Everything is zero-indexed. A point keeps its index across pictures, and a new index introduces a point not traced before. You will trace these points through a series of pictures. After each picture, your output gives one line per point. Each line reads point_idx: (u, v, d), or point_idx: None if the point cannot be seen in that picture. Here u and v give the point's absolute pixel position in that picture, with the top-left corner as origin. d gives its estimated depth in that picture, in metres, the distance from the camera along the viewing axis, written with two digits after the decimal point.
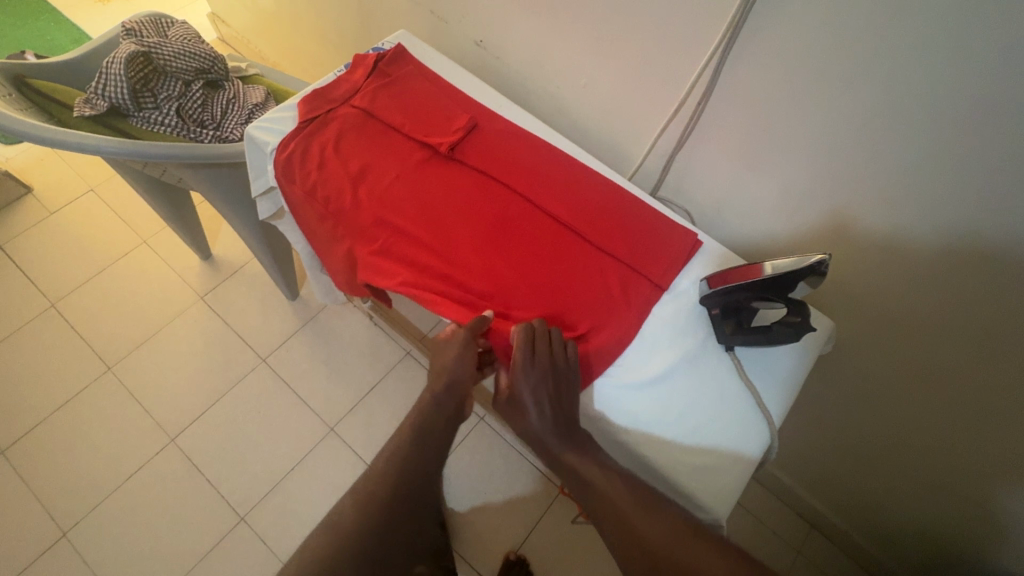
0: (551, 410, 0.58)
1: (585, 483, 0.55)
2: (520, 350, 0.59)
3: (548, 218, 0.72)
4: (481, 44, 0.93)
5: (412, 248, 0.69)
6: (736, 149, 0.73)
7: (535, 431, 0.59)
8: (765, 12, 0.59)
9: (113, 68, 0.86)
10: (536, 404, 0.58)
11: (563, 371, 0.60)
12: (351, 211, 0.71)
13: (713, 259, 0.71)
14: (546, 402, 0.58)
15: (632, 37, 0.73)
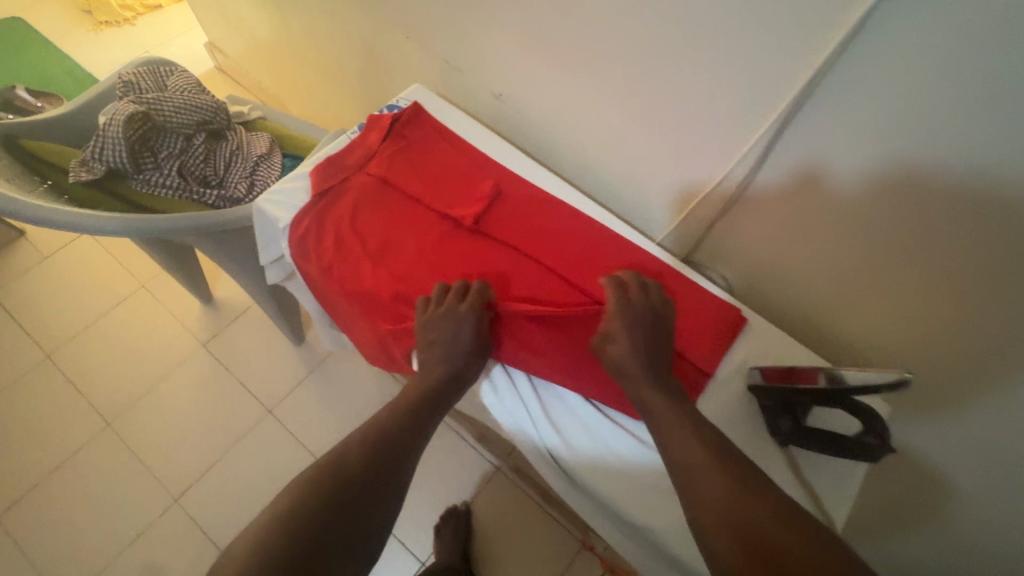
0: (645, 351, 0.58)
1: (660, 424, 0.53)
2: (615, 297, 0.61)
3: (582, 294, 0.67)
4: (499, 97, 0.87)
5: None
6: (781, 229, 0.65)
7: (621, 365, 0.58)
8: (825, 97, 0.52)
9: (111, 131, 0.81)
10: (631, 338, 0.58)
11: (662, 322, 0.61)
12: (371, 289, 0.66)
13: (758, 338, 0.66)
14: (642, 343, 0.58)
15: (667, 107, 0.66)
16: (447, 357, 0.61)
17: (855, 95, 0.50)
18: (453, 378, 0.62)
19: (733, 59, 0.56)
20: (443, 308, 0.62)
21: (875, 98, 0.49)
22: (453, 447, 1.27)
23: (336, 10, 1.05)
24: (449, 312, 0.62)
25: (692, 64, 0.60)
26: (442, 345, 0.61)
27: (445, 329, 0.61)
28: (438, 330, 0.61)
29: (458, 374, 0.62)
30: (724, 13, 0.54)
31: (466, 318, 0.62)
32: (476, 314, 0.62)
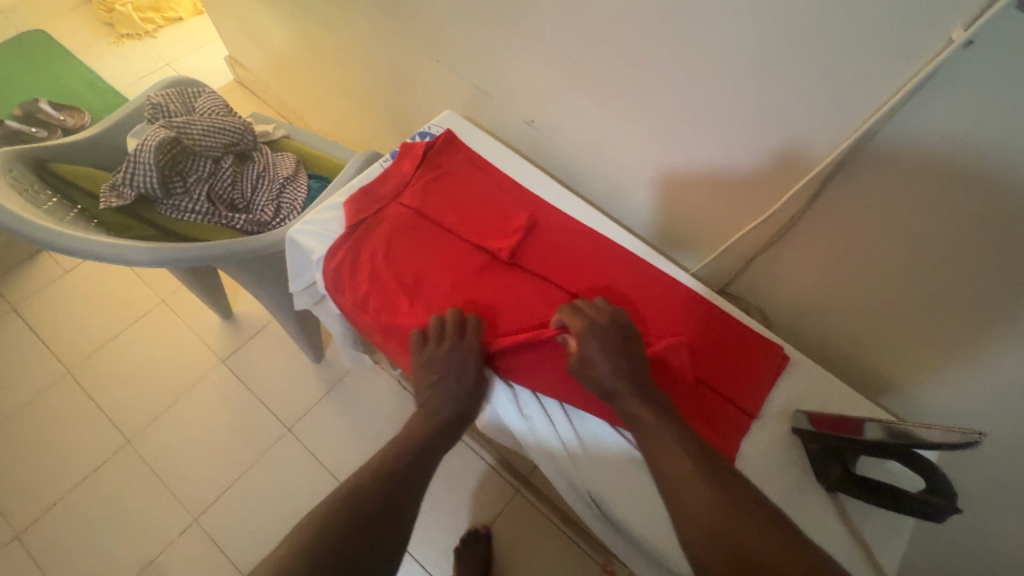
0: (624, 365, 0.56)
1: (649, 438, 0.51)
2: (571, 317, 0.60)
3: None
4: (532, 123, 0.86)
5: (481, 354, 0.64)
6: (829, 264, 0.64)
7: (607, 385, 0.55)
8: (891, 138, 0.51)
9: (142, 156, 0.80)
10: (605, 357, 0.56)
11: (627, 331, 0.59)
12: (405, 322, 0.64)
13: (802, 378, 0.65)
14: (618, 359, 0.56)
15: (712, 141, 0.65)
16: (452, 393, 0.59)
17: (925, 135, 0.48)
18: (457, 418, 0.59)
19: (789, 96, 0.55)
20: (446, 346, 0.60)
21: (947, 138, 0.47)
22: (474, 470, 1.25)
23: (364, 31, 1.05)
24: (452, 351, 0.60)
25: (743, 99, 0.59)
26: (445, 381, 0.60)
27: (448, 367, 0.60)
28: (440, 369, 0.59)
29: (462, 414, 0.60)
30: (780, 51, 0.52)
31: (470, 356, 0.61)
32: (477, 354, 0.61)
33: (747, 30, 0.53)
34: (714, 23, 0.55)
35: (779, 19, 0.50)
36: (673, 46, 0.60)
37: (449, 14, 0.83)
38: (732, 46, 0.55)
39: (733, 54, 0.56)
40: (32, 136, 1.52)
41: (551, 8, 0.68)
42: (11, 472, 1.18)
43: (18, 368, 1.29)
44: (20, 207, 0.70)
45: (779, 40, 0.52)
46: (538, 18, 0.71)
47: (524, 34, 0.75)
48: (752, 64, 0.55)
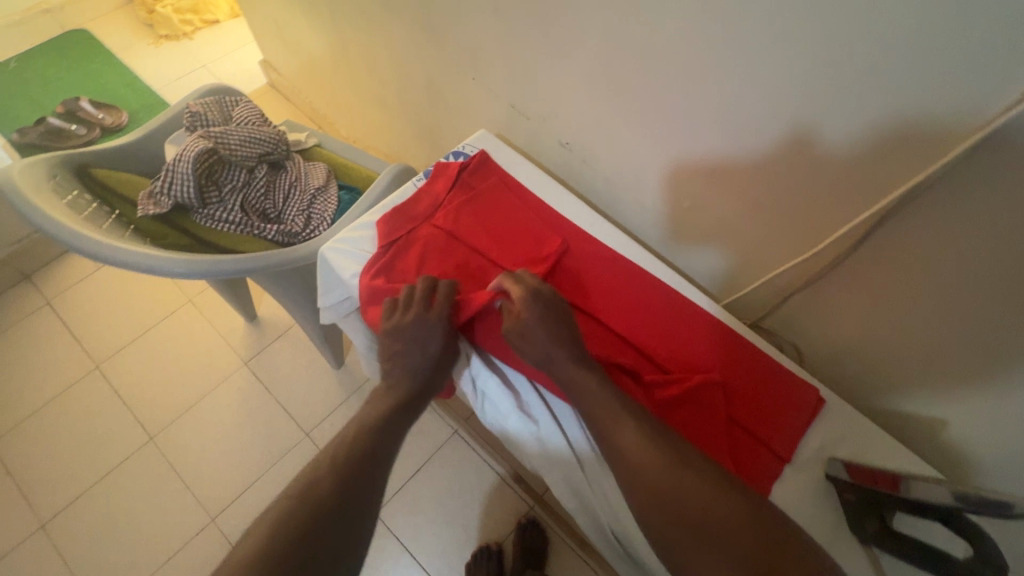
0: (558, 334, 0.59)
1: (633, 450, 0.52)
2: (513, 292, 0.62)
3: (653, 365, 0.64)
4: (566, 145, 0.85)
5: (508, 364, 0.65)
6: (871, 308, 0.62)
7: (547, 353, 0.59)
8: (949, 188, 0.49)
9: (180, 166, 0.82)
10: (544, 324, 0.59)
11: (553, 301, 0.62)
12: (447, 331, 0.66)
13: (839, 422, 0.62)
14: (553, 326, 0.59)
15: (754, 175, 0.63)
16: (413, 368, 0.62)
17: (989, 187, 0.46)
18: (419, 391, 0.63)
19: (842, 137, 0.53)
20: (410, 315, 0.62)
21: (1012, 192, 0.45)
22: (488, 484, 1.24)
23: (400, 45, 1.05)
24: (417, 325, 0.62)
25: (791, 136, 0.57)
26: (409, 353, 0.62)
27: (412, 339, 0.61)
28: (402, 341, 0.62)
29: (425, 389, 0.63)
30: (834, 91, 0.51)
31: (434, 328, 0.62)
32: (442, 322, 0.62)
33: (801, 69, 0.52)
34: (765, 61, 0.54)
35: (835, 60, 0.49)
36: (719, 81, 0.59)
37: (488, 35, 0.83)
38: (782, 84, 0.54)
39: (783, 91, 0.54)
40: (72, 133, 1.59)
41: (594, 35, 0.67)
42: (38, 463, 1.21)
43: (50, 360, 1.32)
44: (63, 215, 0.72)
45: (835, 81, 0.50)
46: (580, 44, 0.70)
47: (564, 58, 0.74)
48: (803, 102, 0.54)
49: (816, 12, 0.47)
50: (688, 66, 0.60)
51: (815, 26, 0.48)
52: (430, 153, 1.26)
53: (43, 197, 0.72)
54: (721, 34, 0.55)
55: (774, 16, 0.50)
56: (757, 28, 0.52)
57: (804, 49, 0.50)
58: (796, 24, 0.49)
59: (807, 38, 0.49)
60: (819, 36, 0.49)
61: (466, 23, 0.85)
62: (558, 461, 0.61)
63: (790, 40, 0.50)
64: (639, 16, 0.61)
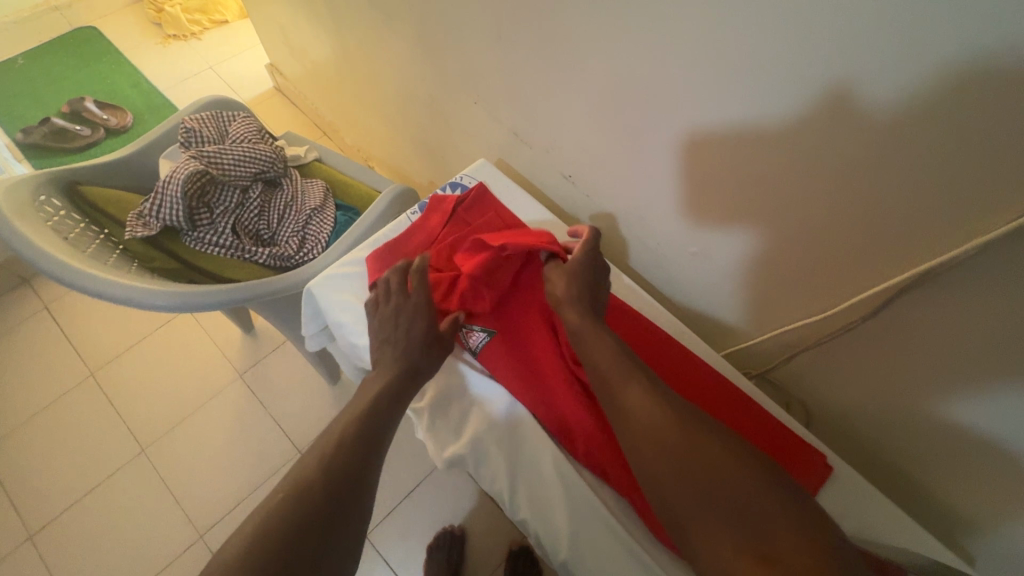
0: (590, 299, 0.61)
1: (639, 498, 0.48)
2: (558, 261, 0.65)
3: None
4: (569, 178, 0.82)
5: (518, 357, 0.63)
6: (886, 376, 0.58)
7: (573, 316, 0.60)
8: (980, 266, 0.45)
9: (170, 189, 0.79)
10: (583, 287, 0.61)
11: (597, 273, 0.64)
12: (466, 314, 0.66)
13: (847, 492, 0.59)
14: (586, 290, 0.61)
15: (761, 228, 0.60)
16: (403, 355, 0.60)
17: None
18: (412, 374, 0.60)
19: (857, 200, 0.49)
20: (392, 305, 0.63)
21: None
22: (483, 511, 1.21)
23: (403, 62, 1.02)
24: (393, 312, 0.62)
25: (801, 193, 0.53)
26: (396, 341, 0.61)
27: (396, 324, 0.62)
28: (389, 330, 0.62)
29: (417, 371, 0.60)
30: (850, 152, 0.47)
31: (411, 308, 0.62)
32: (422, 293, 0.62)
33: (814, 125, 0.48)
34: (776, 113, 0.50)
35: (852, 121, 0.45)
36: (727, 130, 0.55)
37: (490, 60, 0.79)
38: (794, 139, 0.50)
39: (795, 146, 0.51)
40: (76, 134, 1.59)
41: (599, 70, 0.64)
42: (30, 472, 1.20)
43: (45, 367, 1.31)
44: (45, 241, 0.69)
45: (849, 142, 0.46)
46: (584, 78, 0.66)
47: (567, 90, 0.70)
48: (816, 160, 0.50)
49: (833, 70, 0.44)
50: (694, 111, 0.57)
51: (833, 83, 0.44)
52: (432, 170, 1.23)
53: (26, 221, 0.70)
54: (730, 82, 0.51)
55: (788, 69, 0.47)
56: (769, 80, 0.48)
57: (819, 106, 0.47)
58: (811, 80, 0.46)
59: (823, 95, 0.46)
60: (835, 95, 0.45)
61: (468, 46, 0.82)
62: (542, 516, 0.59)
63: (805, 94, 0.47)
64: (645, 57, 0.57)
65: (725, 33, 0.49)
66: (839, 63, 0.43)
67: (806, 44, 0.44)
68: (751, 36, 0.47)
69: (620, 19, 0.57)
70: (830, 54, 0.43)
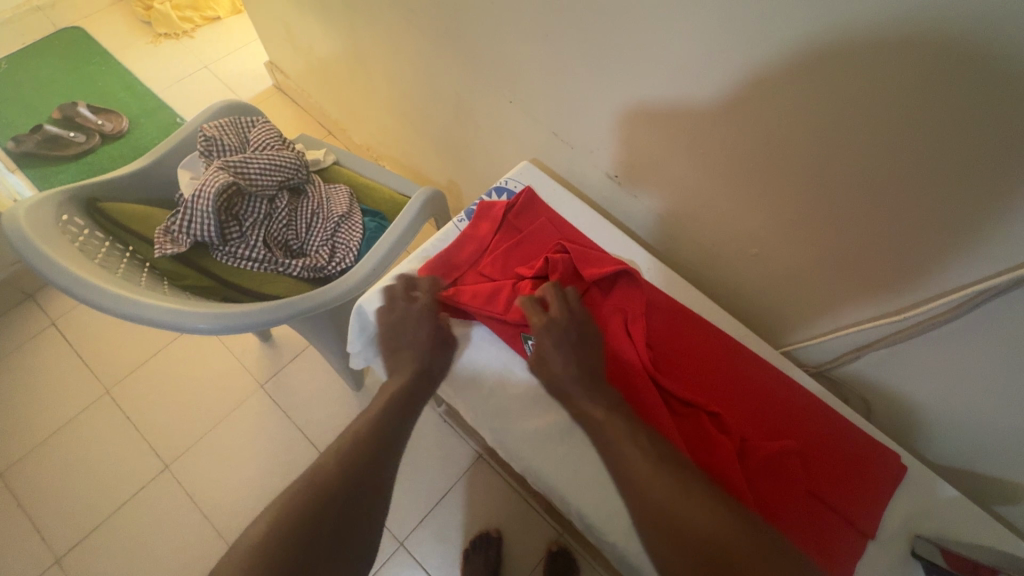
0: (578, 365, 0.59)
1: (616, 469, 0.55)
2: (552, 309, 0.61)
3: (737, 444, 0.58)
4: (614, 178, 0.80)
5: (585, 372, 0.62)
6: (966, 371, 0.59)
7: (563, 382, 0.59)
8: None
9: (200, 203, 0.76)
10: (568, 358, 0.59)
11: (580, 331, 0.61)
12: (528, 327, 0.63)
13: (921, 489, 0.59)
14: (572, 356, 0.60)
15: (840, 230, 0.59)
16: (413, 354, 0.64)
17: None
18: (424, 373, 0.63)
19: (950, 200, 0.49)
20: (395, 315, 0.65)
21: None
22: (519, 512, 1.19)
23: (425, 59, 0.98)
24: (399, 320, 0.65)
25: (888, 196, 0.52)
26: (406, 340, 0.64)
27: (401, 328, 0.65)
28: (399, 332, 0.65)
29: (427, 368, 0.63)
30: (948, 155, 0.46)
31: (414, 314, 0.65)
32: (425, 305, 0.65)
33: (909, 130, 0.47)
34: (867, 116, 0.49)
35: (956, 125, 0.44)
36: (807, 136, 0.54)
37: (529, 57, 0.76)
38: (883, 143, 0.49)
39: (884, 149, 0.50)
40: (71, 140, 1.53)
41: (659, 71, 0.62)
42: (50, 495, 1.16)
43: (57, 386, 1.27)
44: (78, 265, 0.66)
45: (949, 145, 0.46)
46: (641, 78, 0.64)
47: (619, 89, 0.68)
48: (908, 163, 0.49)
49: (938, 75, 0.43)
50: (772, 113, 0.55)
51: (934, 89, 0.44)
52: (453, 168, 1.20)
53: (54, 245, 0.66)
54: (812, 86, 0.51)
55: (882, 73, 0.46)
56: (860, 84, 0.47)
57: (917, 111, 0.46)
58: (911, 84, 0.45)
59: (922, 99, 0.45)
60: (937, 100, 0.44)
61: (503, 43, 0.79)
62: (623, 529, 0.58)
63: (900, 99, 0.46)
64: (716, 58, 0.56)
65: (813, 38, 0.48)
66: (945, 68, 0.42)
67: (907, 49, 0.43)
68: (844, 39, 0.46)
69: (689, 19, 0.55)
70: (936, 59, 0.42)
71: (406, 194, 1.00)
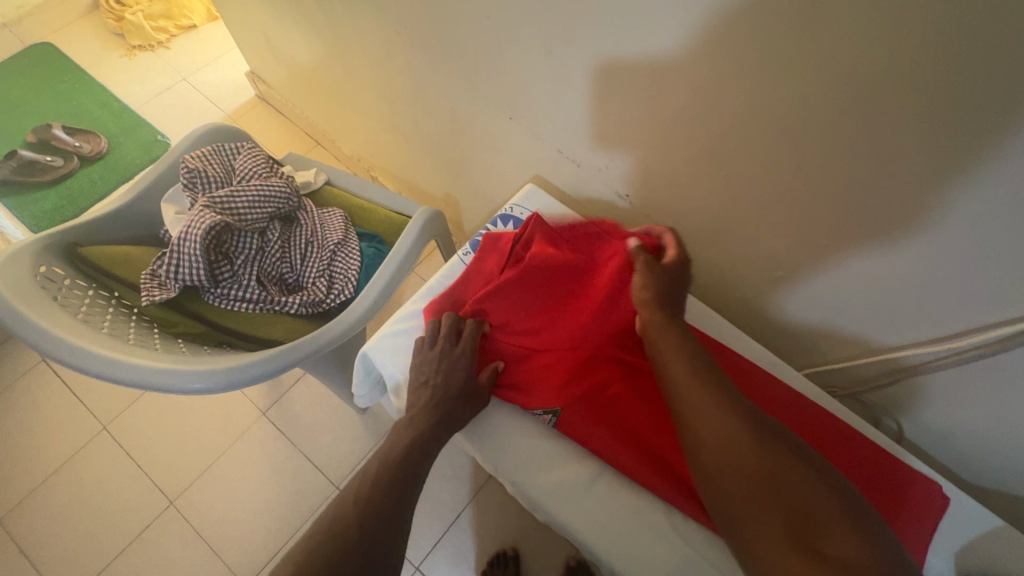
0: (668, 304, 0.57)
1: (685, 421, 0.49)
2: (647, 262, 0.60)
3: None
4: (626, 197, 0.77)
5: (587, 414, 0.58)
6: (1013, 401, 0.55)
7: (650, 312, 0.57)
8: None
9: (186, 246, 0.71)
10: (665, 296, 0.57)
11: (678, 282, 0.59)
12: (531, 362, 0.60)
13: (965, 521, 0.57)
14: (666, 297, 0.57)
15: (880, 257, 0.55)
16: (437, 401, 0.57)
17: None
18: (444, 420, 0.57)
19: (1010, 225, 0.45)
20: (435, 351, 0.59)
21: None
22: (535, 529, 1.16)
23: (418, 72, 0.93)
24: (428, 360, 0.59)
25: (939, 221, 0.49)
26: (435, 381, 0.58)
27: (429, 365, 0.59)
28: (431, 371, 0.59)
29: (449, 421, 0.57)
30: (1000, 181, 0.43)
31: (453, 357, 0.59)
32: (470, 355, 0.59)
33: (968, 155, 0.43)
34: (918, 142, 0.45)
35: (1023, 152, 0.41)
36: (841, 156, 0.51)
37: (532, 73, 0.72)
38: (936, 168, 0.46)
39: (934, 177, 0.46)
40: (48, 165, 1.46)
41: (676, 88, 0.58)
42: (52, 538, 1.13)
43: (52, 425, 1.23)
44: (59, 323, 0.62)
45: (1013, 173, 0.42)
46: (654, 93, 0.60)
47: (627, 107, 0.64)
48: (957, 187, 0.46)
49: (1004, 103, 0.39)
50: (799, 133, 0.52)
51: (1000, 116, 0.40)
52: (449, 180, 1.15)
53: (34, 302, 0.62)
54: (856, 110, 0.47)
55: (940, 97, 0.42)
56: (911, 110, 0.44)
57: (978, 135, 0.42)
58: (973, 110, 0.41)
59: (982, 125, 0.41)
60: (1000, 128, 0.41)
61: (503, 59, 0.74)
62: None
63: (959, 126, 0.42)
64: (737, 81, 0.52)
65: (856, 63, 0.44)
66: (1016, 95, 0.38)
67: (971, 75, 0.39)
68: (893, 62, 0.42)
69: (710, 36, 0.51)
70: (1003, 86, 0.39)
71: (404, 215, 0.95)
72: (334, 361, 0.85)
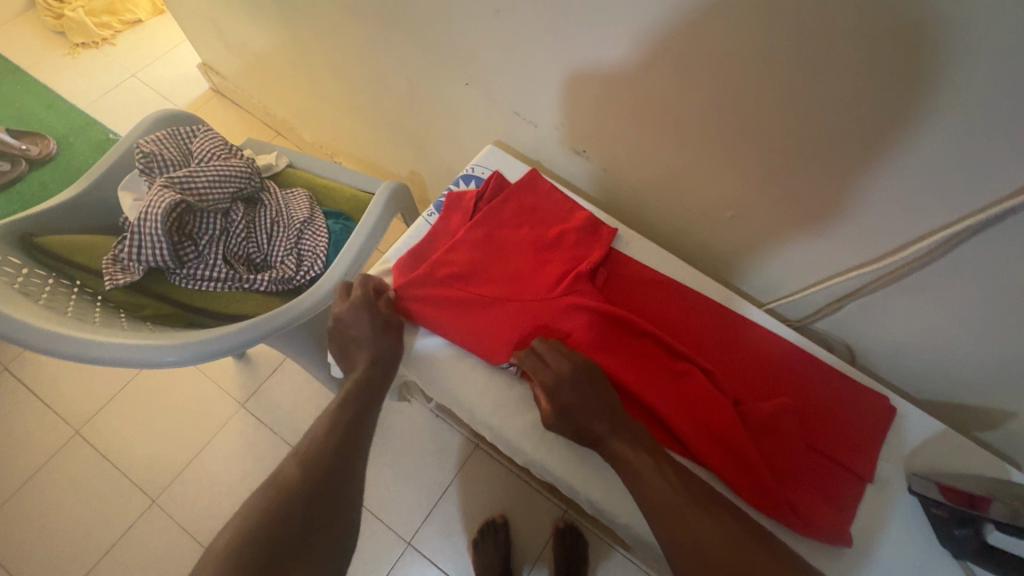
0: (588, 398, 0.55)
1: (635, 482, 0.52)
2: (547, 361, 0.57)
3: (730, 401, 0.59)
4: (582, 153, 0.79)
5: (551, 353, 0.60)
6: (944, 313, 0.60)
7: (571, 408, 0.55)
8: None
9: (146, 226, 0.71)
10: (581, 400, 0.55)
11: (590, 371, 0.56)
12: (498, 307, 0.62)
13: (910, 428, 0.61)
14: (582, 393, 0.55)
15: (817, 186, 0.59)
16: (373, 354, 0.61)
17: None
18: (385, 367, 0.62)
19: (925, 138, 0.48)
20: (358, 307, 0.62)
21: None
22: (522, 494, 1.19)
23: (371, 47, 0.93)
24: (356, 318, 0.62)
25: (864, 142, 0.52)
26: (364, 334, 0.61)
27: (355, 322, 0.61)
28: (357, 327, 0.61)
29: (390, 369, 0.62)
30: (915, 98, 0.46)
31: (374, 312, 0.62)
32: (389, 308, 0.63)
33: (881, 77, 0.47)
34: (838, 69, 0.48)
35: (927, 67, 0.44)
36: (771, 89, 0.54)
37: (482, 36, 0.73)
38: (858, 95, 0.49)
39: (856, 100, 0.50)
40: None
41: (616, 36, 0.60)
42: (30, 548, 1.10)
43: (20, 434, 1.20)
44: (18, 306, 0.61)
45: (923, 88, 0.45)
46: (597, 44, 0.62)
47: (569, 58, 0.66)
48: (877, 107, 0.49)
49: (908, 20, 0.42)
50: (732, 70, 0.54)
51: (905, 35, 0.43)
52: (413, 157, 1.15)
53: None
54: (780, 43, 0.49)
55: (851, 21, 0.45)
56: (828, 37, 0.47)
57: (889, 56, 0.45)
58: (881, 32, 0.44)
59: (891, 46, 0.44)
60: (906, 46, 0.44)
61: (452, 24, 0.75)
62: None
63: (870, 48, 0.45)
64: (671, 24, 0.54)
65: None
66: (915, 13, 0.42)
67: None
68: None
69: None
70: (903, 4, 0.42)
71: (368, 190, 0.95)
72: (308, 336, 0.86)
